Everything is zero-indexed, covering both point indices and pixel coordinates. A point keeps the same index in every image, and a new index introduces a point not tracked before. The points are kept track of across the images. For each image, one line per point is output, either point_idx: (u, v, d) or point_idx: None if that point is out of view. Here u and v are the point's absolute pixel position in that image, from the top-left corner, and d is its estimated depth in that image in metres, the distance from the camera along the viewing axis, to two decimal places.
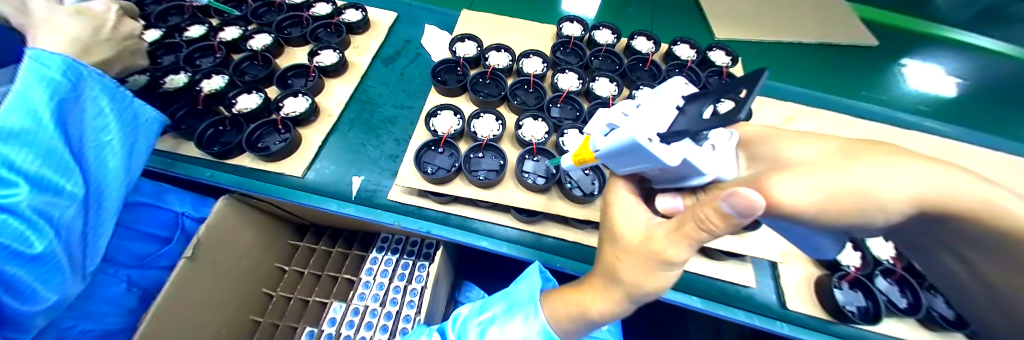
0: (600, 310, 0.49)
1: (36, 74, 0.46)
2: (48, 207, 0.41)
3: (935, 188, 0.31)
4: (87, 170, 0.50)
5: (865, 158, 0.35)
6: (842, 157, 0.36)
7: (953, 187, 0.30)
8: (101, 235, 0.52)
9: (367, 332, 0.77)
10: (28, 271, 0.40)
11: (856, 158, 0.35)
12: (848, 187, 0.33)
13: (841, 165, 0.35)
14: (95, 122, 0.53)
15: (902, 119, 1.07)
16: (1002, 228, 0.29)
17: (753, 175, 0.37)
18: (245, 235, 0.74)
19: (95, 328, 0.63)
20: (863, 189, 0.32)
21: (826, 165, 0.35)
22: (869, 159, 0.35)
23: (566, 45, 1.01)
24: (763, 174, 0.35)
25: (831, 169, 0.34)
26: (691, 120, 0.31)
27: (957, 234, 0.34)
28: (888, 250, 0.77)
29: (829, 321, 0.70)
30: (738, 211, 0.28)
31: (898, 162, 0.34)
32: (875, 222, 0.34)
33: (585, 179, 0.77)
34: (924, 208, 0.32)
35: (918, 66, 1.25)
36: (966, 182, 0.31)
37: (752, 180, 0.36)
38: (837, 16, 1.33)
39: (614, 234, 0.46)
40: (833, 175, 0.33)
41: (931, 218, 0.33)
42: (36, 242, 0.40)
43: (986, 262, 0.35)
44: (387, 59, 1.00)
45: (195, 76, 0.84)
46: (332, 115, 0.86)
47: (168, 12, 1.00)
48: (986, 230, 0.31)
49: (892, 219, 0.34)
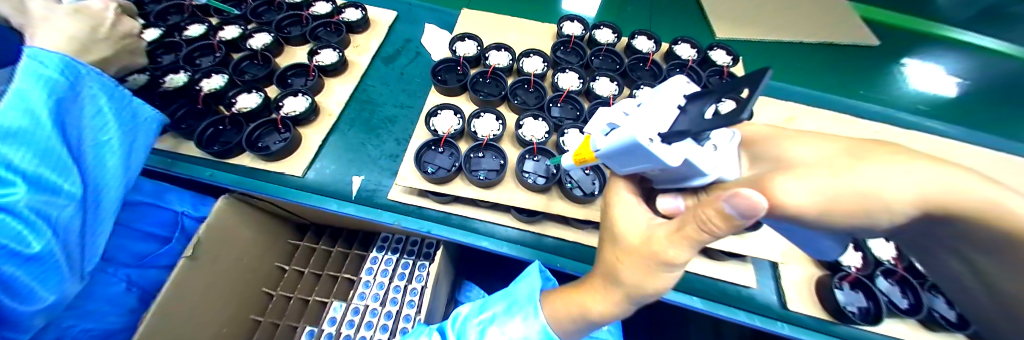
0: (601, 310, 0.49)
1: (34, 73, 0.46)
2: (46, 207, 0.41)
3: (939, 189, 0.31)
4: (87, 169, 0.50)
5: (870, 158, 0.35)
6: (847, 157, 0.36)
7: (958, 188, 0.30)
8: (99, 234, 0.52)
9: (368, 332, 0.77)
10: (26, 271, 0.40)
11: (861, 158, 0.35)
12: (852, 188, 0.32)
13: (845, 165, 0.34)
14: (93, 121, 0.53)
15: (903, 119, 1.07)
16: (1006, 229, 0.29)
17: (756, 175, 0.36)
18: (245, 234, 0.74)
19: (95, 327, 0.62)
20: (868, 190, 0.32)
21: (831, 165, 0.35)
22: (873, 160, 0.34)
23: (567, 45, 1.01)
24: (767, 175, 0.35)
25: (835, 169, 0.34)
26: (692, 120, 0.31)
27: (961, 235, 0.33)
28: (889, 250, 0.77)
29: (830, 321, 0.70)
30: (740, 213, 0.28)
31: (903, 163, 0.33)
32: (878, 223, 0.33)
33: (586, 179, 0.76)
34: (927, 209, 0.32)
35: (919, 66, 1.25)
36: (971, 183, 0.30)
37: (755, 181, 0.35)
38: (838, 15, 1.33)
39: (614, 235, 0.46)
40: (836, 176, 0.33)
41: (934, 219, 0.33)
42: (33, 242, 0.40)
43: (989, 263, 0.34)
44: (388, 58, 1.00)
45: (194, 75, 0.84)
46: (331, 114, 0.86)
47: (168, 11, 1.00)
48: (991, 231, 0.30)
49: (895, 220, 0.33)
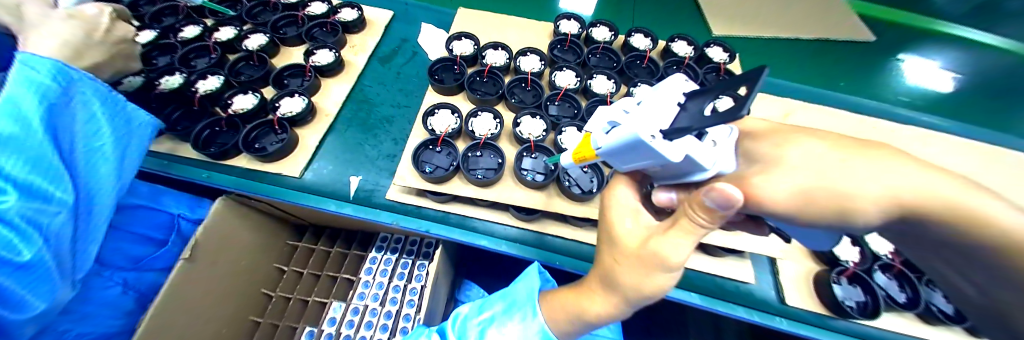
0: (600, 311, 0.49)
1: (24, 79, 0.45)
2: (36, 215, 0.41)
3: (913, 193, 0.32)
4: (78, 176, 0.50)
5: (856, 160, 0.36)
6: (834, 159, 0.36)
7: (934, 192, 0.32)
8: (91, 242, 0.52)
9: (367, 332, 0.77)
10: (16, 280, 0.39)
11: (847, 161, 0.36)
12: (829, 191, 0.35)
13: (830, 168, 0.36)
14: (86, 127, 0.53)
15: (898, 114, 1.09)
16: (983, 233, 0.30)
17: (739, 170, 0.39)
18: (244, 237, 0.74)
19: (92, 331, 0.63)
20: (846, 194, 0.34)
21: (817, 168, 0.36)
22: (858, 161, 0.36)
23: (563, 43, 1.01)
24: (749, 175, 0.38)
25: (817, 172, 0.36)
26: (692, 116, 0.31)
27: (937, 238, 0.34)
28: (885, 246, 0.77)
29: (827, 315, 0.70)
30: (719, 205, 0.30)
31: (886, 165, 0.35)
32: (858, 220, 0.35)
33: (584, 177, 0.77)
34: (914, 208, 0.32)
35: (915, 61, 1.26)
36: (948, 187, 0.32)
37: (738, 180, 0.38)
38: (834, 12, 1.33)
39: (612, 236, 0.45)
40: (817, 178, 0.35)
41: (919, 222, 0.34)
42: (24, 250, 0.39)
43: (965, 264, 0.35)
44: (384, 58, 1.00)
45: (190, 77, 0.83)
46: (329, 114, 0.85)
47: (163, 12, 0.99)
48: (966, 238, 0.31)
49: (874, 222, 0.35)
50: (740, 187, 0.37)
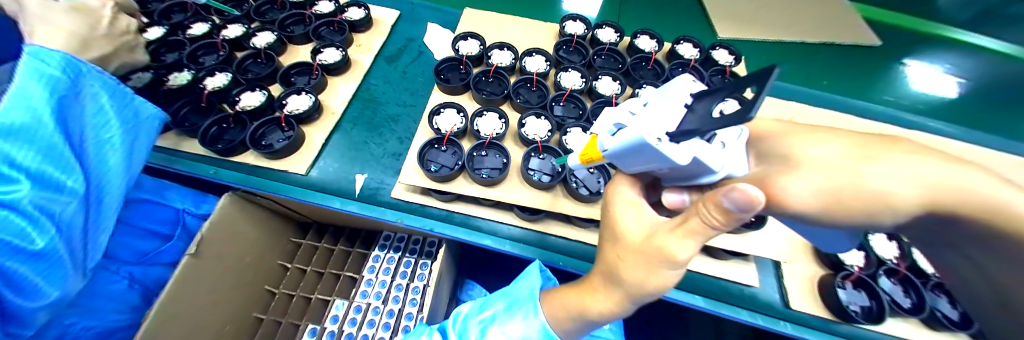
0: (600, 308, 0.49)
1: (35, 71, 0.46)
2: (49, 204, 0.42)
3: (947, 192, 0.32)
4: (89, 168, 0.50)
5: (880, 160, 0.35)
6: (858, 156, 0.36)
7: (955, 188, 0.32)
8: (101, 232, 0.53)
9: (369, 330, 0.77)
10: (31, 267, 0.41)
11: (874, 157, 0.35)
12: (858, 189, 0.33)
13: (854, 166, 0.35)
14: (95, 119, 0.53)
15: (905, 119, 1.08)
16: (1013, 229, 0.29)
17: (762, 170, 0.38)
18: (246, 231, 0.73)
19: (98, 325, 0.64)
20: (881, 194, 0.33)
21: (841, 166, 0.35)
22: (886, 161, 0.34)
23: (569, 44, 1.01)
24: (772, 174, 0.36)
25: (843, 169, 0.35)
26: (700, 118, 0.30)
27: (965, 228, 0.34)
28: (891, 250, 0.77)
29: (832, 320, 0.69)
30: (739, 207, 0.28)
31: (911, 164, 0.34)
32: (883, 219, 0.35)
33: (591, 178, 0.76)
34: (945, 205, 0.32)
35: (920, 67, 1.25)
36: (978, 180, 0.31)
37: (760, 180, 0.37)
38: (840, 15, 1.33)
39: (615, 232, 0.45)
40: (843, 175, 0.34)
41: (944, 219, 0.34)
42: (37, 238, 0.41)
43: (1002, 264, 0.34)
44: (390, 57, 1.00)
45: (198, 74, 0.85)
46: (335, 112, 0.86)
47: (171, 9, 1.00)
48: (1000, 233, 0.31)
49: (888, 222, 0.35)
50: (762, 187, 0.36)
